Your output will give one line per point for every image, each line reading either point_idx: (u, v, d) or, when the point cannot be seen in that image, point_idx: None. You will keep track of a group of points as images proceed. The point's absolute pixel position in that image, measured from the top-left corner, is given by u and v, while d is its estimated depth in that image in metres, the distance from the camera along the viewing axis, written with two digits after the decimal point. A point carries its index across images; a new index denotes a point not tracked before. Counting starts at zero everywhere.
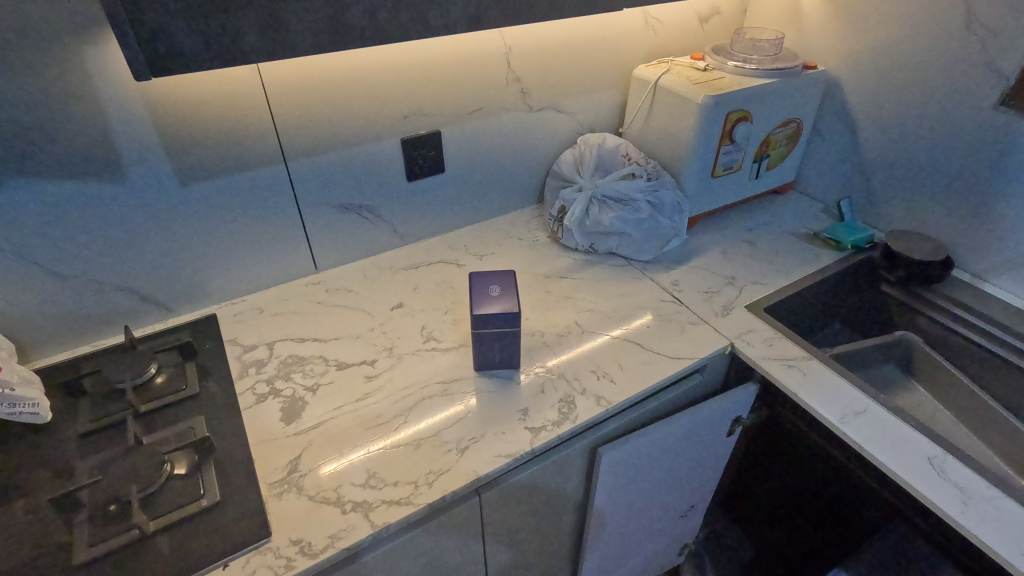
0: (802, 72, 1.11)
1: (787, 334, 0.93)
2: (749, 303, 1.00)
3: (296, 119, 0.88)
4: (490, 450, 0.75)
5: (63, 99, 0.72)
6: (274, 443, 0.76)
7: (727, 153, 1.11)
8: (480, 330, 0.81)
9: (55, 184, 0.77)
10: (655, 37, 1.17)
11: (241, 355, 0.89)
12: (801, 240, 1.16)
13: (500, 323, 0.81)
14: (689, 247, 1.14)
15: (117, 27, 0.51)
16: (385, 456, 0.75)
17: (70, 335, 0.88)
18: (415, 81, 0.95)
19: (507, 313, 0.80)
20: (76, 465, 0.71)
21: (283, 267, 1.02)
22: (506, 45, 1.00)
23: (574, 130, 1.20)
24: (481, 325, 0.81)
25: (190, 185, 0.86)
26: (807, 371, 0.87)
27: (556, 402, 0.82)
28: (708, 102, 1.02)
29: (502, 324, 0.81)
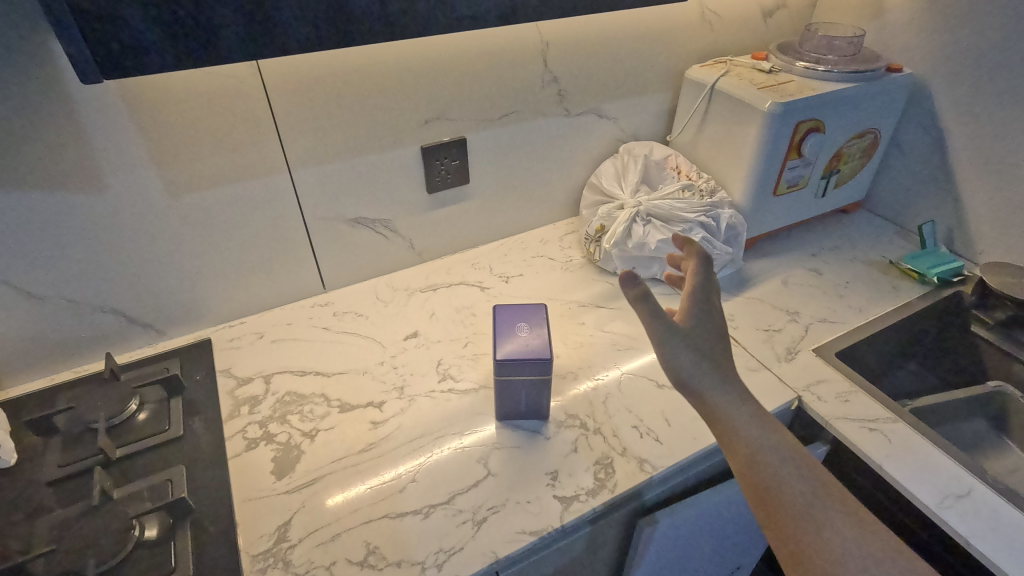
0: (885, 76, 0.96)
1: (867, 388, 0.79)
2: (817, 345, 0.86)
3: (301, 124, 0.77)
4: (512, 525, 0.63)
5: (20, 99, 0.61)
6: (262, 503, 0.66)
7: (793, 168, 0.96)
8: (504, 376, 0.69)
9: (20, 197, 0.67)
10: (712, 33, 1.02)
11: (234, 389, 0.79)
12: (875, 269, 1.01)
13: (528, 370, 0.69)
14: (745, 275, 1.00)
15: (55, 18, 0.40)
16: (387, 527, 0.63)
17: (49, 360, 0.79)
18: (438, 81, 0.83)
19: (537, 359, 0.68)
20: (36, 523, 0.62)
21: (287, 286, 0.92)
22: (542, 41, 0.87)
23: (616, 137, 1.06)
24: (505, 372, 0.69)
25: (181, 198, 0.75)
26: (893, 438, 0.73)
27: (591, 465, 0.69)
28: (776, 110, 0.88)
29: (530, 371, 0.69)
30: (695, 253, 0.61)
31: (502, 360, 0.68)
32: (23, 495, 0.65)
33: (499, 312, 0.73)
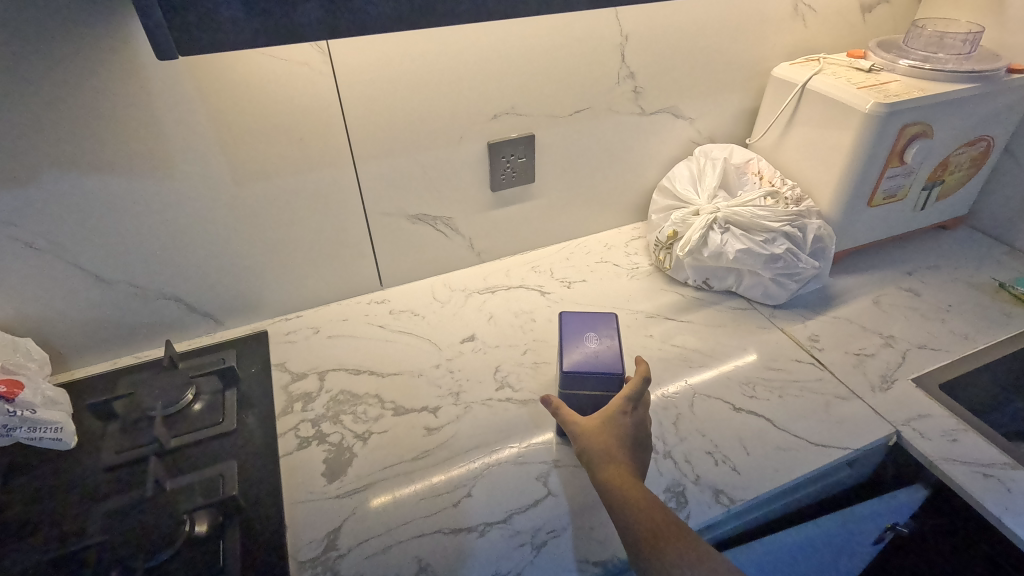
0: (1006, 77, 0.86)
1: (979, 427, 0.69)
2: (916, 375, 0.77)
3: (369, 116, 0.74)
4: (574, 554, 0.58)
5: (97, 81, 0.61)
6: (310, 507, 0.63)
7: (892, 177, 0.88)
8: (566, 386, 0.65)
9: (94, 181, 0.67)
10: (804, 29, 0.94)
11: (288, 385, 0.77)
12: (981, 292, 0.91)
13: (594, 384, 0.63)
14: (830, 292, 0.92)
15: None
16: (440, 543, 0.60)
17: (112, 345, 0.80)
18: (511, 74, 0.79)
19: (607, 373, 0.62)
20: (91, 510, 0.61)
21: (345, 281, 0.90)
22: (622, 33, 0.82)
23: (691, 138, 1.00)
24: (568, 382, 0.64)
25: (246, 186, 0.74)
26: (1012, 486, 0.63)
27: (661, 492, 0.63)
28: (880, 112, 0.79)
29: (596, 385, 0.64)
30: (643, 372, 0.64)
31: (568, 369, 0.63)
32: (82, 478, 0.65)
33: (567, 315, 0.68)
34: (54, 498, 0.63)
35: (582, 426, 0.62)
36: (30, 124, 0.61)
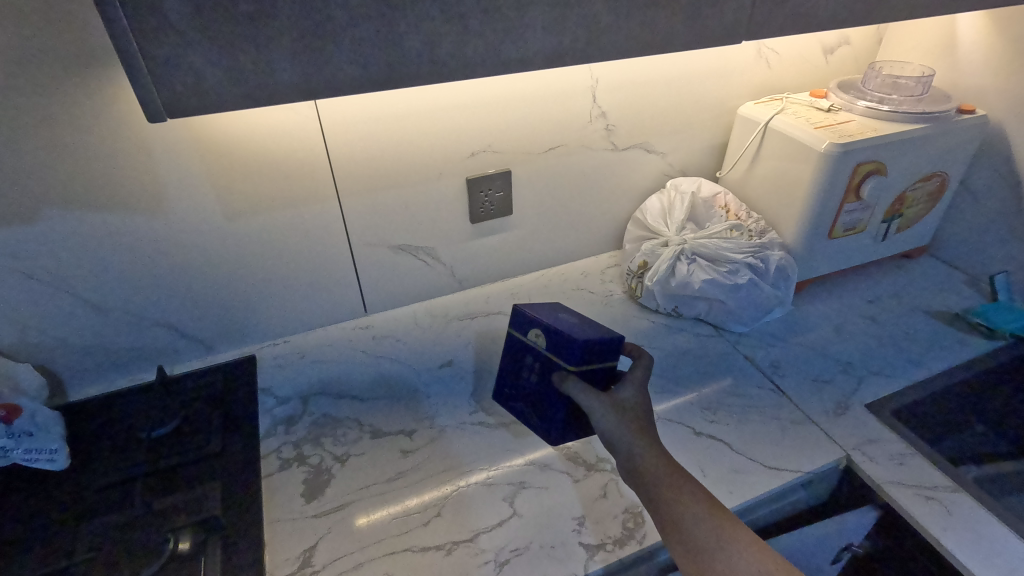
0: (956, 118, 0.91)
1: (925, 452, 0.73)
2: (870, 401, 0.81)
3: (352, 155, 0.79)
4: (536, 572, 0.61)
5: (98, 127, 0.66)
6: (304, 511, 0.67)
7: (850, 211, 0.92)
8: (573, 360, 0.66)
9: (93, 217, 0.71)
10: (768, 70, 1.00)
11: (273, 408, 0.81)
12: (938, 320, 0.95)
13: (602, 352, 0.67)
14: (794, 319, 0.96)
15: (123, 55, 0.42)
16: (409, 560, 0.63)
17: (107, 369, 0.84)
18: (487, 116, 0.84)
19: (615, 337, 0.67)
20: (82, 528, 0.65)
21: (330, 307, 0.94)
22: (593, 78, 0.87)
23: (663, 172, 1.05)
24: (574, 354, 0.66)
25: (236, 221, 0.79)
26: (953, 509, 0.67)
27: (621, 513, 0.67)
28: (834, 151, 0.84)
29: (604, 354, 0.68)
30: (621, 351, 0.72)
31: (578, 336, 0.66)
32: (74, 497, 0.69)
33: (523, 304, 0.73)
34: (46, 518, 0.67)
35: (608, 398, 0.65)
36: (36, 166, 0.66)
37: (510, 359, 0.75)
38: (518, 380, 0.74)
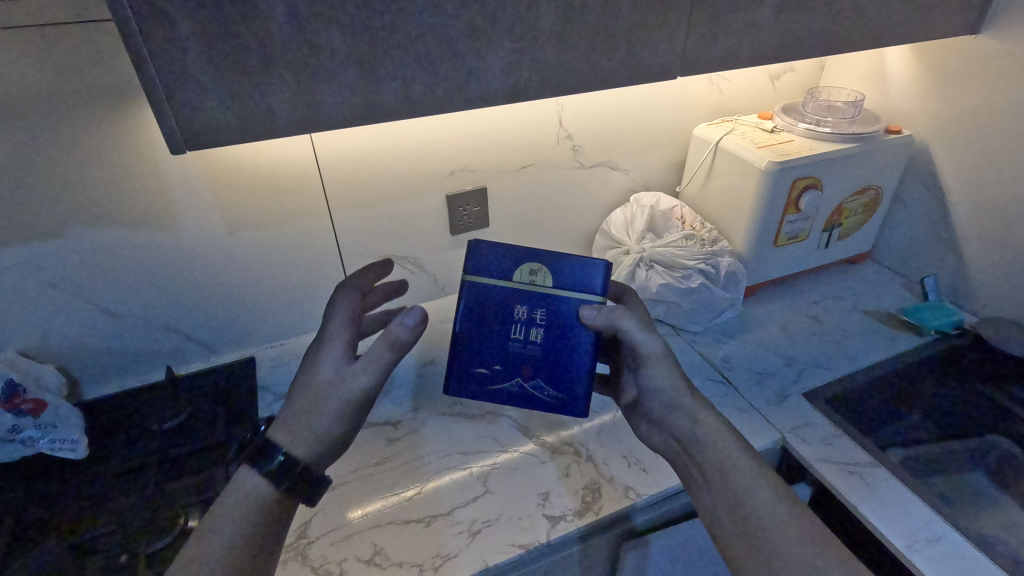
0: (884, 138, 1.02)
1: (851, 433, 0.83)
2: (807, 390, 0.90)
3: (342, 175, 0.89)
4: (503, 539, 0.70)
5: (117, 153, 0.75)
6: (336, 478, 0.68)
7: (791, 222, 1.03)
8: (596, 287, 0.71)
9: (110, 232, 0.80)
10: (719, 94, 1.10)
11: (271, 403, 0.90)
12: (874, 319, 1.05)
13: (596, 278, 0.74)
14: (745, 320, 1.06)
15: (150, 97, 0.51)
16: (392, 531, 0.72)
17: (118, 370, 0.92)
18: (463, 139, 0.94)
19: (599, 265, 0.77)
20: (102, 507, 0.73)
21: (322, 313, 1.03)
22: (558, 105, 0.97)
23: (627, 187, 1.15)
24: (591, 281, 0.71)
25: (237, 234, 0.88)
26: (871, 481, 0.76)
27: (579, 489, 0.76)
28: (772, 168, 0.95)
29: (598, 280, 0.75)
30: None
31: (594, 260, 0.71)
32: (93, 481, 0.77)
33: (494, 246, 0.72)
34: (68, 499, 0.75)
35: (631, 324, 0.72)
36: (62, 187, 0.75)
37: (492, 324, 0.72)
38: (509, 347, 0.72)
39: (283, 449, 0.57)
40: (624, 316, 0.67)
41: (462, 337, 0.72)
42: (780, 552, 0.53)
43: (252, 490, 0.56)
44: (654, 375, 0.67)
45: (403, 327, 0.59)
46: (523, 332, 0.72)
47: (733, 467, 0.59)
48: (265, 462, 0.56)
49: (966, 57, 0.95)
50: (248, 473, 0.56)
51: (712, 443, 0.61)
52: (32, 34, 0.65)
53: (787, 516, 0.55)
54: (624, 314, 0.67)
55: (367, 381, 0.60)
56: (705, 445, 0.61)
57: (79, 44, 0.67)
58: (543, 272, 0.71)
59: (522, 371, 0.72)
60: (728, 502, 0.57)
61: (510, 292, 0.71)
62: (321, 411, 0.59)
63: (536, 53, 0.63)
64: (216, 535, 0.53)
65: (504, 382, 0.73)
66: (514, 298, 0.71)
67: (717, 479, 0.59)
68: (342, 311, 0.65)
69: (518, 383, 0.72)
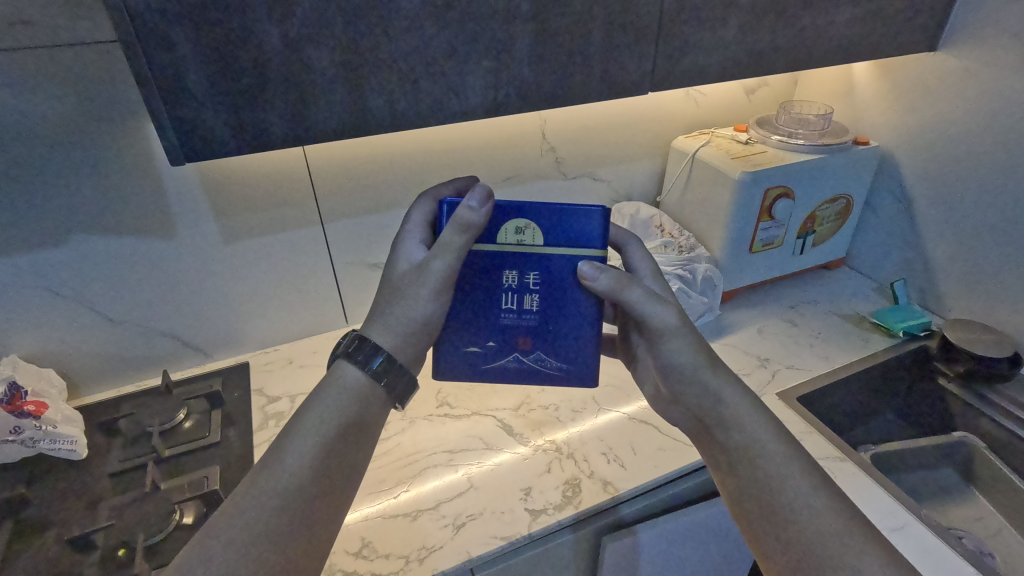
0: (852, 148, 1.07)
1: (822, 430, 0.86)
2: (781, 389, 0.94)
3: (334, 186, 0.93)
4: (486, 531, 0.73)
5: (120, 165, 0.79)
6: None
7: (766, 229, 1.07)
8: (595, 242, 0.65)
9: (112, 241, 0.84)
10: (696, 108, 1.15)
11: (265, 406, 0.93)
12: (847, 322, 1.10)
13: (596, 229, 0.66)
14: (723, 324, 1.10)
15: (153, 113, 0.55)
16: (381, 525, 0.75)
17: (116, 375, 0.95)
18: (450, 152, 0.98)
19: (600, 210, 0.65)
20: (101, 504, 0.76)
21: (316, 319, 1.07)
22: (541, 118, 1.02)
23: (610, 197, 1.19)
24: (587, 235, 0.65)
25: (233, 243, 0.92)
26: (839, 474, 0.80)
27: (561, 483, 0.79)
28: (745, 178, 0.99)
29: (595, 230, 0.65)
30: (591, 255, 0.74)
31: (588, 209, 0.64)
32: (92, 480, 0.80)
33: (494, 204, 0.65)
34: (68, 497, 0.78)
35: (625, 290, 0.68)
36: (67, 198, 0.79)
37: (484, 296, 0.68)
38: (500, 318, 0.69)
39: (385, 349, 0.59)
40: (631, 287, 0.62)
41: (454, 315, 0.69)
42: (816, 549, 0.52)
43: (351, 388, 0.59)
44: (667, 348, 0.63)
45: (468, 210, 0.59)
46: (516, 301, 0.68)
47: (766, 460, 0.57)
48: (367, 357, 0.59)
49: (927, 73, 1.01)
50: (351, 369, 0.59)
51: (739, 426, 0.59)
52: (40, 54, 0.69)
53: (823, 511, 0.54)
54: (629, 280, 0.62)
55: (446, 265, 0.61)
56: (730, 429, 0.59)
57: (86, 64, 0.72)
58: (532, 227, 0.65)
59: (519, 344, 0.70)
60: (759, 492, 0.56)
61: (499, 256, 0.67)
62: (408, 302, 0.61)
63: (514, 71, 0.68)
64: (290, 449, 0.54)
65: (502, 359, 0.70)
66: (504, 265, 0.67)
67: (736, 472, 0.58)
68: (419, 217, 0.67)
69: (515, 358, 0.70)
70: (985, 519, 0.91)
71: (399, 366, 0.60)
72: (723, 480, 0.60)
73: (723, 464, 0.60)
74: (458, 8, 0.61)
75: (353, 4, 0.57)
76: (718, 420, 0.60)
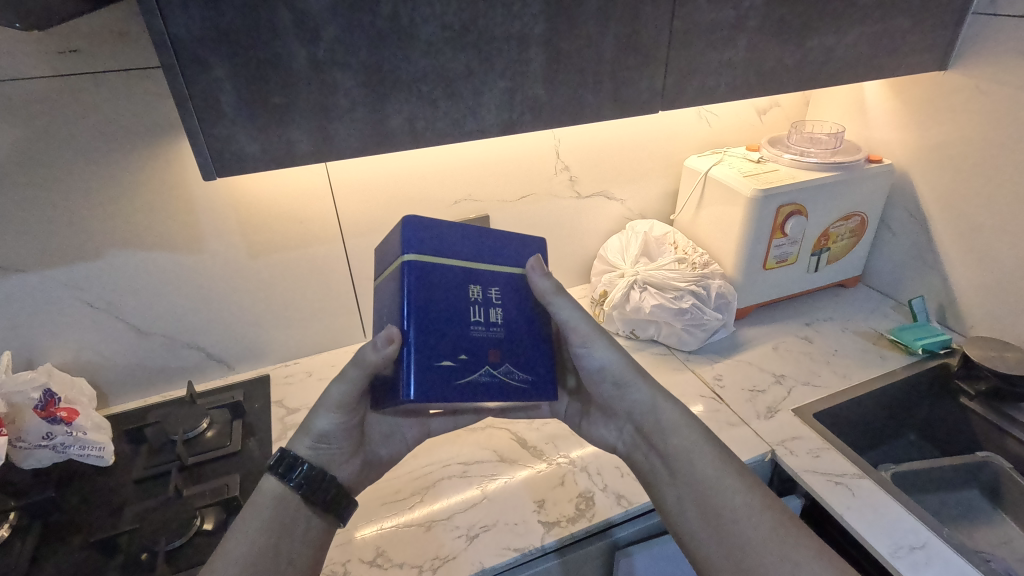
0: (865, 166, 1.07)
1: (839, 446, 0.85)
2: (797, 406, 0.93)
3: (355, 204, 0.97)
4: (499, 543, 0.74)
5: (155, 182, 0.84)
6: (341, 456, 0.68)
7: (778, 246, 1.08)
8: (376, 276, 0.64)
9: (144, 256, 0.88)
10: (708, 128, 1.18)
11: (284, 417, 0.96)
12: (865, 340, 1.09)
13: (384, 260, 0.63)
14: (737, 340, 1.11)
15: (189, 132, 0.59)
16: (396, 535, 0.76)
17: (143, 386, 0.99)
18: (466, 171, 1.02)
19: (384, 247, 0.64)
20: (125, 510, 0.78)
21: (335, 334, 1.09)
22: (556, 138, 1.05)
23: (623, 215, 1.21)
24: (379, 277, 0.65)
25: (258, 259, 0.95)
26: (857, 491, 0.79)
27: (574, 497, 0.79)
28: (756, 196, 1.00)
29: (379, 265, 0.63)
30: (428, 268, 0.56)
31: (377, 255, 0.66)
32: (116, 488, 0.82)
33: None
34: (93, 504, 0.80)
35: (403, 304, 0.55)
36: (105, 213, 0.83)
37: None
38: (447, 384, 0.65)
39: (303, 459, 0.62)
40: (564, 297, 0.63)
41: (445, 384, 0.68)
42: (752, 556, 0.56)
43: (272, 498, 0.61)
44: (574, 344, 0.67)
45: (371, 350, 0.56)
46: None
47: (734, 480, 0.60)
48: (287, 472, 0.61)
49: (937, 93, 1.02)
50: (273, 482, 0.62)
51: (675, 432, 0.65)
52: (88, 79, 0.75)
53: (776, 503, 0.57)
54: (551, 287, 0.62)
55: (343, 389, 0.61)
56: (675, 445, 0.64)
57: (129, 89, 0.77)
58: None
59: (489, 356, 0.58)
60: (700, 503, 0.60)
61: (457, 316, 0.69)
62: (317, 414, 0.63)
63: (528, 90, 0.70)
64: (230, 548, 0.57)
65: (473, 374, 0.57)
66: None
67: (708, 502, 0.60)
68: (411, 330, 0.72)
69: (487, 374, 0.57)
70: (1013, 542, 0.88)
71: (319, 478, 0.62)
72: (663, 495, 0.63)
73: (663, 476, 0.64)
74: (475, 32, 0.64)
75: (376, 29, 0.61)
76: (656, 432, 0.66)
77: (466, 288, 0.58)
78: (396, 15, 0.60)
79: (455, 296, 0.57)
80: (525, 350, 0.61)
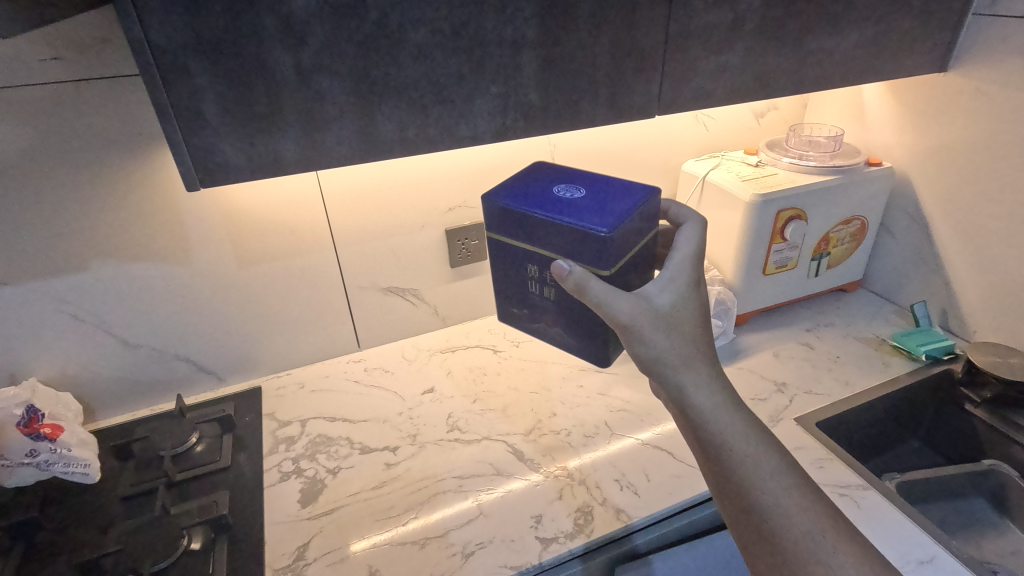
0: (865, 169, 1.06)
1: (843, 456, 0.84)
2: (799, 415, 0.92)
3: (347, 212, 0.95)
4: (495, 561, 0.72)
5: (142, 192, 0.82)
6: None
7: (778, 251, 1.06)
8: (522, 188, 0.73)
9: (131, 267, 0.86)
10: (706, 132, 1.16)
11: (275, 430, 0.93)
12: (867, 346, 1.07)
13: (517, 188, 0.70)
14: (738, 347, 1.09)
15: (171, 142, 0.57)
16: (389, 553, 0.73)
17: (131, 400, 0.96)
18: (460, 178, 1.00)
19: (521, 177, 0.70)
20: (110, 529, 0.76)
21: (328, 344, 1.07)
22: (551, 144, 1.03)
23: None
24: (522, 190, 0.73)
25: (249, 269, 0.94)
26: (862, 503, 0.77)
27: (573, 511, 0.77)
28: (756, 200, 0.99)
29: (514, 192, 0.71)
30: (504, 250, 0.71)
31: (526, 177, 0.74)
32: (102, 506, 0.80)
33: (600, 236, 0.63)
34: (78, 523, 0.78)
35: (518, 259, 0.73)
36: (90, 225, 0.81)
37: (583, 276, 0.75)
38: None
39: None
40: (592, 285, 0.59)
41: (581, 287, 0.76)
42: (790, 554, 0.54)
43: None
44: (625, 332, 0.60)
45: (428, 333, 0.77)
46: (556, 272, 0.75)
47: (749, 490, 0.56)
48: None
49: (938, 94, 1.00)
50: None
51: (715, 417, 0.58)
52: (71, 88, 0.73)
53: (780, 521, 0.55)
54: (577, 282, 0.60)
55: None
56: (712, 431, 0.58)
57: (113, 98, 0.75)
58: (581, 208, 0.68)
59: (548, 319, 0.76)
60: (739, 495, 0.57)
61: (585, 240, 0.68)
62: None
63: (521, 96, 0.69)
64: None
65: (535, 327, 0.78)
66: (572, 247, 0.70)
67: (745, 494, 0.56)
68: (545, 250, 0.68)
69: (547, 328, 0.77)
70: (1021, 553, 0.86)
71: None
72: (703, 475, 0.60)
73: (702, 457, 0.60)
74: (466, 36, 0.63)
75: (365, 35, 0.59)
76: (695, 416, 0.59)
77: (528, 264, 0.70)
78: (385, 20, 0.59)
79: (522, 272, 0.72)
80: (577, 326, 0.73)
